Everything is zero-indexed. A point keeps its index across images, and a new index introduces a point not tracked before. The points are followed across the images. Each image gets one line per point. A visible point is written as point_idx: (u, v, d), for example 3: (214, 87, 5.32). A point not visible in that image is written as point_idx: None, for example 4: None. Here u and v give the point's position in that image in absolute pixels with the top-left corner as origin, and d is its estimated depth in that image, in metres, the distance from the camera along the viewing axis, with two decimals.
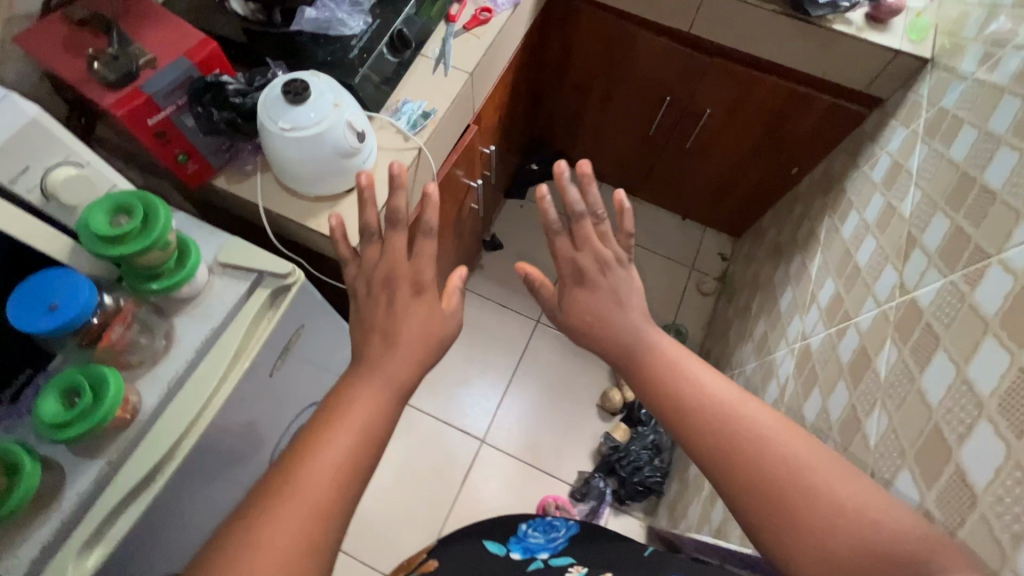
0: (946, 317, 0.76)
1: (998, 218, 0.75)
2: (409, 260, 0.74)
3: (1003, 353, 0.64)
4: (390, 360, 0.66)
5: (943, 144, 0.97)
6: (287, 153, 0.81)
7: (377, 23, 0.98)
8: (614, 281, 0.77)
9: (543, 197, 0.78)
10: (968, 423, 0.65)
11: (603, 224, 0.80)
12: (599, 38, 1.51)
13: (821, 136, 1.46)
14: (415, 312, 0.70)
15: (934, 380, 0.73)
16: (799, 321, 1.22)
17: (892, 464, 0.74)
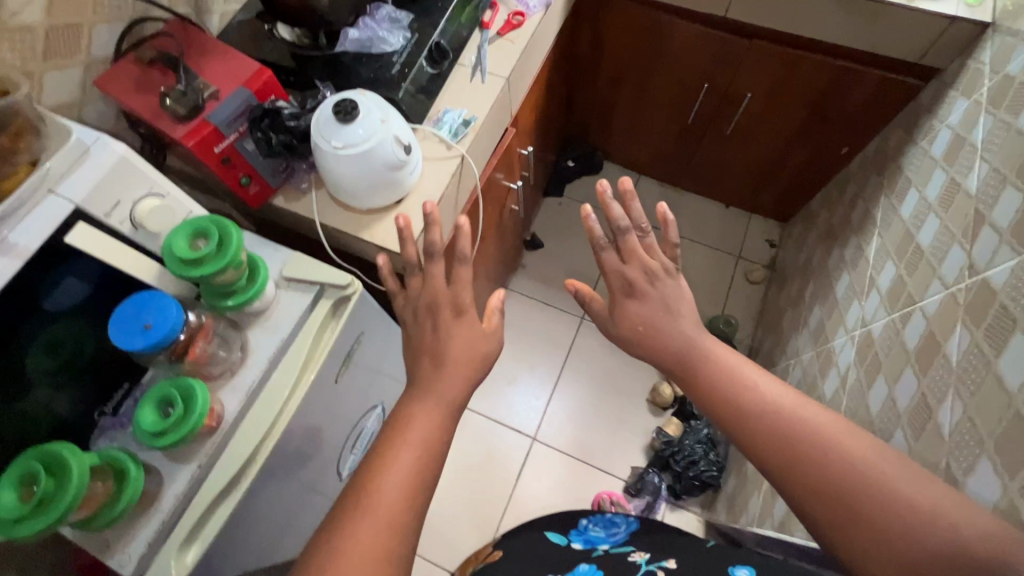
0: (1022, 297, 0.72)
1: None
2: (448, 287, 0.79)
3: None
4: (439, 380, 0.70)
5: (1010, 114, 0.91)
6: (340, 170, 0.85)
7: (416, 37, 1.01)
8: (664, 292, 0.78)
9: (587, 216, 0.82)
10: None
11: (649, 238, 0.82)
12: (632, 30, 1.50)
13: (873, 112, 1.39)
14: (458, 333, 0.75)
15: (1012, 364, 0.70)
16: (858, 307, 1.17)
17: (970, 453, 0.71)
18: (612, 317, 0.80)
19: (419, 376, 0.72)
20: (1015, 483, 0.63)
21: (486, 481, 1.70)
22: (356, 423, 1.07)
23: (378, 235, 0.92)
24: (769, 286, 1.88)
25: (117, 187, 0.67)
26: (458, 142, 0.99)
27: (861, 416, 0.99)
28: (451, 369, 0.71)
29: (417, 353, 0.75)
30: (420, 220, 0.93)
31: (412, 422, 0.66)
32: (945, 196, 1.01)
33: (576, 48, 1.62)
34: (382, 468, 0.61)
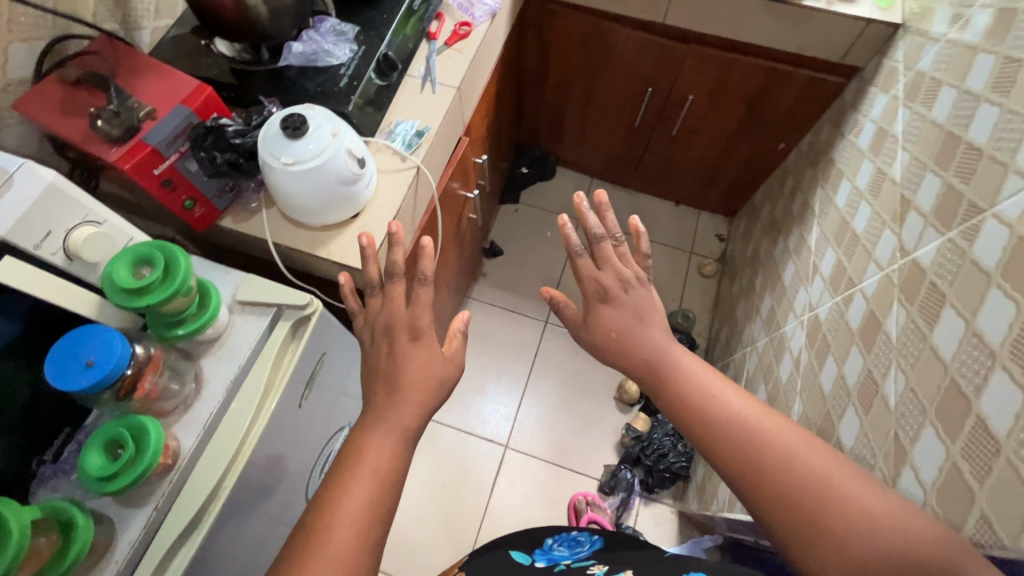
0: (948, 274, 0.79)
1: (988, 173, 0.77)
2: (407, 308, 0.78)
3: (1009, 302, 0.66)
4: (396, 406, 0.70)
5: (924, 107, 0.99)
6: (290, 187, 0.82)
7: (363, 48, 1.00)
8: (637, 299, 0.81)
9: (565, 225, 0.84)
10: (984, 373, 0.67)
11: (623, 245, 0.84)
12: (575, 39, 1.54)
13: (804, 109, 1.48)
14: (414, 355, 0.74)
15: (946, 335, 0.75)
16: (805, 292, 1.24)
17: (914, 422, 0.76)
18: (587, 323, 0.82)
19: (373, 404, 0.72)
20: (956, 447, 0.67)
21: (460, 493, 1.68)
22: (322, 448, 1.03)
23: (336, 252, 0.90)
24: (721, 278, 1.96)
25: (48, 216, 0.62)
26: (412, 152, 0.98)
27: (815, 396, 1.05)
28: (405, 392, 0.71)
29: (370, 377, 0.74)
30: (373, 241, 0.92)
31: (367, 453, 0.67)
32: (874, 185, 1.08)
33: (523, 56, 1.64)
34: (341, 495, 0.63)
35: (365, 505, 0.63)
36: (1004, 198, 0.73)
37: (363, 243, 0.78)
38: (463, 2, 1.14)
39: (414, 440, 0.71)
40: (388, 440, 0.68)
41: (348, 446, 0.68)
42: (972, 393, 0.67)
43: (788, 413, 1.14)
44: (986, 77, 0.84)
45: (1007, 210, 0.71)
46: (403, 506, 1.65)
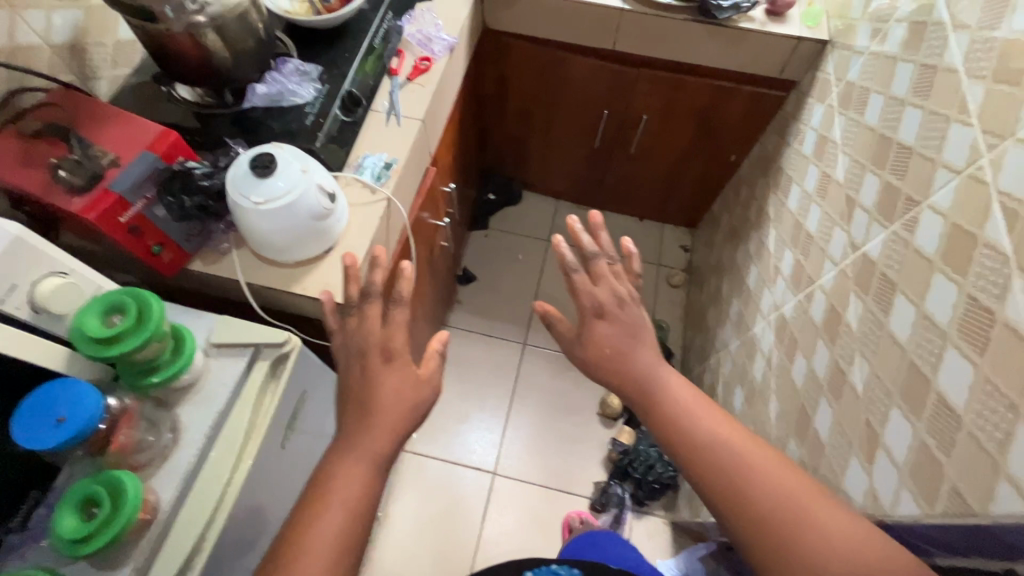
0: (896, 263, 0.84)
1: (919, 169, 0.84)
2: (383, 327, 0.77)
3: (951, 285, 0.71)
4: (367, 434, 0.70)
5: (857, 113, 1.07)
6: (260, 226, 0.82)
7: (328, 87, 1.02)
8: (633, 315, 0.82)
9: (558, 244, 0.85)
10: (937, 352, 0.71)
11: (616, 264, 0.86)
12: (531, 68, 1.60)
13: (750, 122, 1.58)
14: (387, 380, 0.73)
15: (900, 321, 0.80)
16: (769, 293, 1.29)
17: (882, 405, 0.80)
18: (581, 339, 0.82)
19: (346, 428, 0.71)
20: (921, 424, 0.71)
21: (450, 526, 1.64)
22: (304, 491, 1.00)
23: (312, 287, 0.90)
24: (689, 287, 2.03)
25: (12, 270, 0.61)
26: (381, 184, 0.99)
27: (789, 392, 1.08)
28: (388, 419, 0.71)
29: (343, 399, 0.74)
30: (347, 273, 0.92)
31: (338, 482, 0.67)
32: (821, 188, 1.15)
33: (482, 86, 1.69)
34: None
35: (334, 537, 0.64)
36: (935, 190, 0.79)
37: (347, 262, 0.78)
38: (421, 38, 1.18)
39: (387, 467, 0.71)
40: (358, 468, 0.68)
41: (317, 477, 0.68)
42: (930, 371, 0.72)
43: (765, 411, 1.18)
44: (908, 83, 0.92)
45: (940, 201, 0.77)
46: (391, 545, 1.60)
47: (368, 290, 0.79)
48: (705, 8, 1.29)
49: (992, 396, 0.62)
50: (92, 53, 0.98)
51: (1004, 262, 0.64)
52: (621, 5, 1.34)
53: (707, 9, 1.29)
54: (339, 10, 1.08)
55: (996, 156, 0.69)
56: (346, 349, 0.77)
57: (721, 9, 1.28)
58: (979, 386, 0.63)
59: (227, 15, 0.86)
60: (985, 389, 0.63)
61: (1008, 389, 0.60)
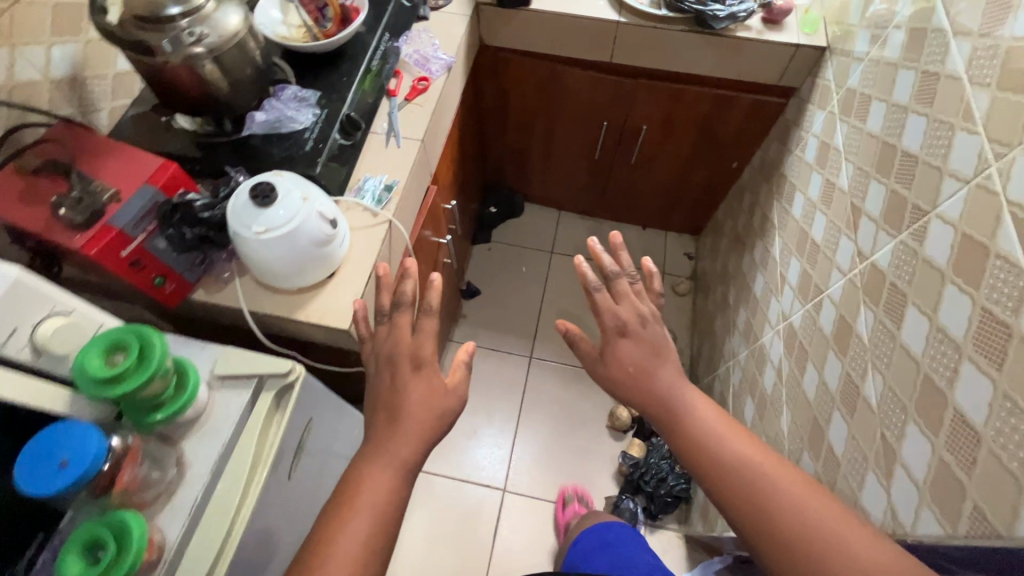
0: (906, 274, 0.83)
1: (925, 177, 0.83)
2: (413, 336, 0.77)
3: (964, 298, 0.70)
4: (396, 439, 0.70)
5: (859, 120, 1.06)
6: (262, 255, 0.82)
7: (327, 113, 1.03)
8: (654, 333, 0.83)
9: (580, 263, 0.84)
10: (953, 367, 0.70)
11: (637, 283, 0.86)
12: (529, 82, 1.60)
13: (750, 130, 1.57)
14: (415, 389, 0.73)
15: (913, 333, 0.78)
16: (777, 303, 1.28)
17: (898, 420, 0.78)
18: (604, 358, 0.83)
19: (373, 434, 0.71)
20: (940, 441, 0.70)
21: (461, 545, 1.62)
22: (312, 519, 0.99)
23: (315, 313, 0.89)
24: (695, 295, 2.01)
25: (13, 313, 0.60)
26: (381, 208, 0.99)
27: (801, 404, 1.07)
28: (395, 449, 0.70)
29: (373, 405, 0.74)
30: (349, 298, 0.91)
31: (365, 488, 0.67)
32: (824, 197, 1.15)
33: (480, 101, 1.70)
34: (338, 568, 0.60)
35: (361, 544, 0.64)
36: (944, 199, 0.78)
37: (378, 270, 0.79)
38: (418, 58, 1.18)
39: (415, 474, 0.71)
40: (387, 474, 0.68)
41: (345, 484, 0.68)
42: (946, 386, 0.70)
43: (777, 423, 1.16)
44: (910, 90, 0.91)
45: (949, 210, 0.76)
46: (402, 567, 1.58)
47: (394, 301, 0.78)
48: (703, 19, 1.29)
49: (1013, 413, 0.60)
50: (91, 86, 0.99)
51: (1017, 275, 0.63)
52: (617, 18, 1.34)
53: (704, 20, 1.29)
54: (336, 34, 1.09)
55: (1006, 166, 0.67)
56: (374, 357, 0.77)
57: (718, 18, 1.27)
58: (999, 403, 0.62)
59: (225, 45, 0.85)
60: (1005, 406, 0.61)
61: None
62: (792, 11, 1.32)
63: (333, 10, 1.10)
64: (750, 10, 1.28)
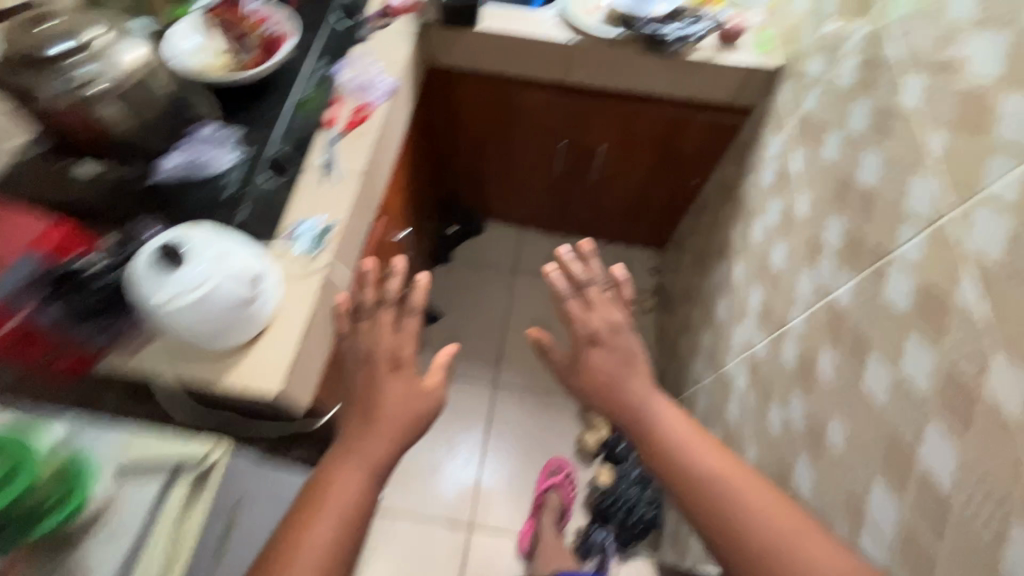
0: (866, 316, 0.80)
1: (884, 216, 0.80)
2: (394, 335, 0.88)
3: (928, 350, 0.67)
4: (371, 435, 0.77)
5: (815, 148, 1.04)
6: (173, 323, 0.73)
7: (253, 149, 0.96)
8: (625, 343, 0.92)
9: (548, 272, 0.99)
10: (919, 423, 0.67)
11: (605, 291, 0.97)
12: (483, 101, 1.53)
13: (708, 149, 1.55)
14: (392, 386, 0.83)
15: (876, 380, 0.76)
16: (739, 330, 1.25)
17: (864, 472, 0.75)
18: (574, 363, 0.92)
19: (350, 426, 0.80)
20: (908, 500, 0.67)
21: None
22: None
23: (243, 378, 0.80)
24: (660, 312, 1.99)
25: None
26: (315, 256, 0.89)
27: (764, 440, 1.05)
28: None
29: (351, 403, 0.83)
30: (281, 359, 0.82)
31: (335, 486, 0.73)
32: (782, 224, 1.13)
33: (432, 119, 1.62)
34: None
35: (327, 543, 0.69)
36: (903, 241, 0.75)
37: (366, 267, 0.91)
38: (358, 84, 1.07)
39: (383, 477, 0.77)
40: (357, 473, 0.75)
41: (311, 491, 0.73)
42: (913, 443, 0.67)
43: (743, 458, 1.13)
44: (866, 121, 0.89)
45: (909, 253, 0.73)
46: None
47: (382, 301, 0.90)
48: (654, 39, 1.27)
49: (982, 481, 0.58)
50: None
51: (977, 331, 0.61)
52: (570, 40, 1.30)
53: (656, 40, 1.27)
54: (264, 61, 1.03)
55: (966, 214, 0.65)
56: (353, 353, 0.87)
57: (669, 41, 1.25)
58: (968, 468, 0.59)
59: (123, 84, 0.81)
60: (974, 472, 0.59)
61: (995, 472, 0.56)
62: (746, 30, 1.30)
63: (255, 36, 1.04)
64: (703, 33, 1.26)
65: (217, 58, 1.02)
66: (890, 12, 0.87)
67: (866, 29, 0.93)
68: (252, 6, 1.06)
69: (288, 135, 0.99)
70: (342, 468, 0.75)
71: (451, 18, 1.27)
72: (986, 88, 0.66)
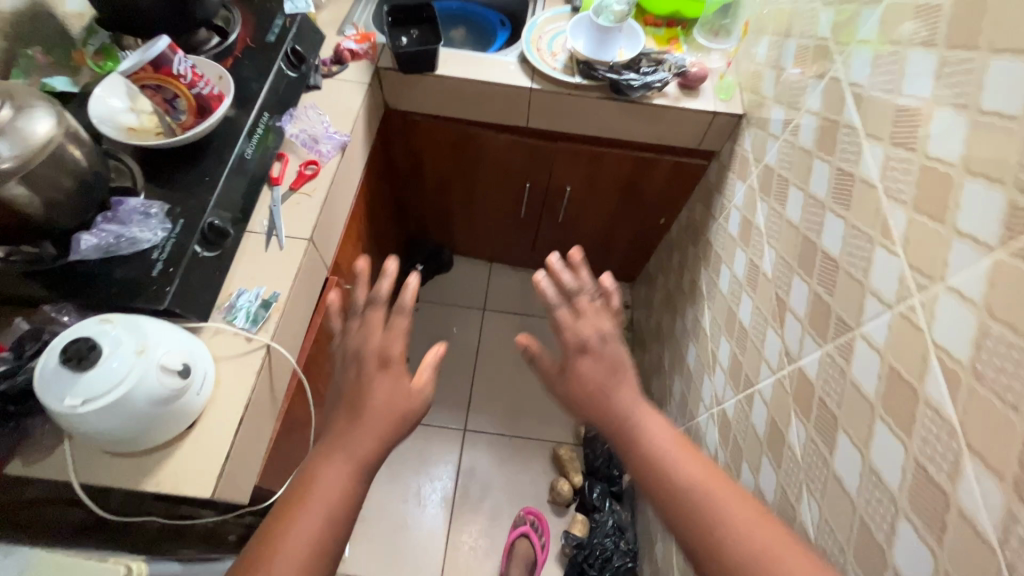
0: (835, 393, 0.77)
1: (848, 289, 0.77)
2: (383, 333, 0.78)
3: (896, 442, 0.65)
4: (357, 429, 0.72)
5: (779, 204, 1.02)
6: (84, 428, 0.66)
7: (179, 224, 0.86)
8: (614, 351, 0.84)
9: (539, 279, 0.90)
10: (890, 521, 0.64)
11: (592, 299, 0.89)
12: (442, 142, 1.50)
13: (675, 190, 1.53)
14: (381, 383, 0.75)
15: (845, 465, 0.73)
16: (709, 382, 1.22)
17: (837, 562, 0.72)
18: (564, 375, 0.84)
19: (336, 424, 0.73)
20: None
21: None
22: None
23: (168, 480, 0.73)
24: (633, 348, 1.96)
25: None
26: (256, 329, 0.86)
27: None
28: None
29: (339, 400, 0.76)
30: (211, 456, 0.75)
31: (318, 482, 0.68)
32: (747, 281, 1.11)
33: (392, 159, 1.58)
34: None
35: (312, 537, 0.65)
36: (867, 319, 0.73)
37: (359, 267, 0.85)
38: (306, 139, 1.07)
39: (369, 477, 0.72)
40: (341, 472, 0.69)
41: (291, 492, 0.68)
42: (885, 541, 0.65)
43: None
44: (824, 182, 0.88)
45: (874, 334, 0.71)
46: None
47: (367, 296, 0.82)
48: (617, 86, 1.23)
49: None
50: None
51: (947, 433, 0.58)
52: (530, 85, 1.27)
53: (619, 87, 1.24)
54: (196, 127, 0.94)
55: (927, 302, 0.63)
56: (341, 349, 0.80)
57: (632, 87, 1.23)
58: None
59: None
60: None
61: None
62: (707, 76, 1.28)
63: (184, 96, 0.91)
64: (664, 80, 1.23)
65: (148, 117, 0.97)
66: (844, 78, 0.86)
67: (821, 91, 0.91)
68: (178, 65, 0.89)
69: (223, 198, 0.91)
70: (325, 467, 0.70)
71: (404, 68, 1.25)
72: (944, 172, 0.64)
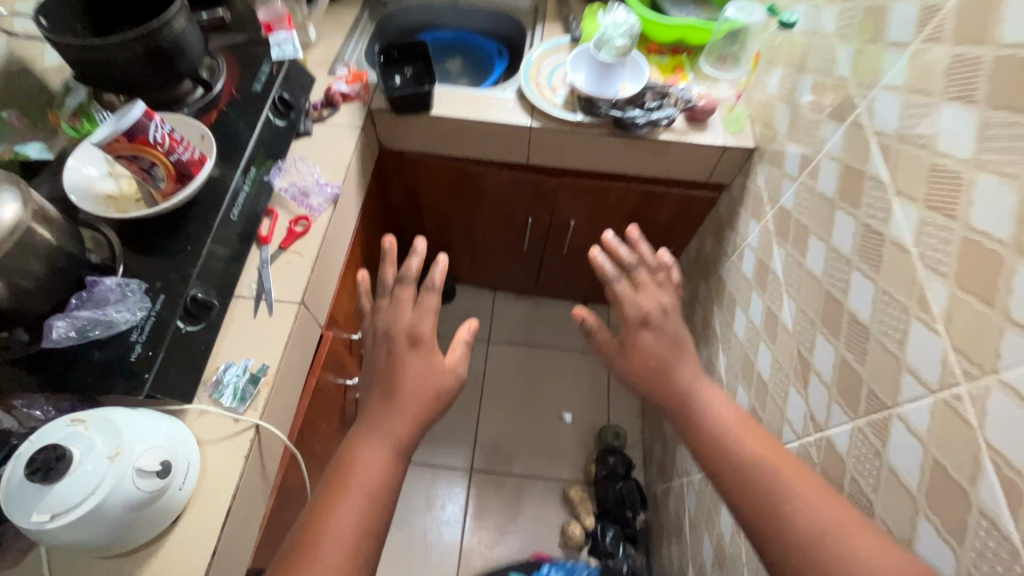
0: (885, 360, 0.82)
1: (894, 264, 0.83)
2: (413, 312, 0.85)
3: (958, 384, 0.68)
4: (390, 412, 0.77)
5: (801, 216, 1.12)
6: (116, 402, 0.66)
7: (160, 300, 0.90)
8: (674, 325, 0.98)
9: (596, 255, 1.05)
10: (967, 464, 0.66)
11: (656, 273, 1.06)
12: (445, 177, 1.61)
13: (684, 218, 1.67)
14: (413, 363, 0.81)
15: (915, 418, 0.75)
16: (742, 393, 1.28)
17: (910, 516, 0.74)
18: (625, 349, 0.97)
19: (370, 408, 0.79)
20: (969, 547, 0.65)
21: None
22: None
23: None
24: None
25: None
26: (242, 412, 0.92)
27: None
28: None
29: (372, 381, 0.82)
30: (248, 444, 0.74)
31: (359, 463, 0.73)
32: (774, 289, 1.19)
33: (400, 194, 1.71)
34: None
35: (355, 520, 0.68)
36: (924, 285, 0.76)
37: (388, 243, 0.91)
38: (297, 193, 1.16)
39: (405, 458, 0.76)
40: (381, 454, 0.74)
41: (339, 465, 0.74)
42: (968, 484, 0.66)
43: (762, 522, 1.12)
44: (835, 184, 1.01)
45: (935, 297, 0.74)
46: None
47: (399, 277, 0.88)
48: (622, 123, 1.35)
49: None
50: None
51: (983, 393, 0.65)
52: (529, 123, 1.38)
53: (623, 123, 1.34)
54: (175, 194, 0.98)
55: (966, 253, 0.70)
56: (372, 332, 0.87)
57: (637, 124, 1.34)
58: None
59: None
60: None
61: None
62: (716, 110, 1.42)
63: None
64: (671, 117, 1.35)
65: (128, 186, 1.02)
66: (858, 97, 0.96)
67: (834, 117, 1.03)
68: (155, 132, 0.93)
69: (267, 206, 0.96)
70: (365, 450, 0.74)
71: (399, 108, 1.36)
72: (957, 170, 0.73)
